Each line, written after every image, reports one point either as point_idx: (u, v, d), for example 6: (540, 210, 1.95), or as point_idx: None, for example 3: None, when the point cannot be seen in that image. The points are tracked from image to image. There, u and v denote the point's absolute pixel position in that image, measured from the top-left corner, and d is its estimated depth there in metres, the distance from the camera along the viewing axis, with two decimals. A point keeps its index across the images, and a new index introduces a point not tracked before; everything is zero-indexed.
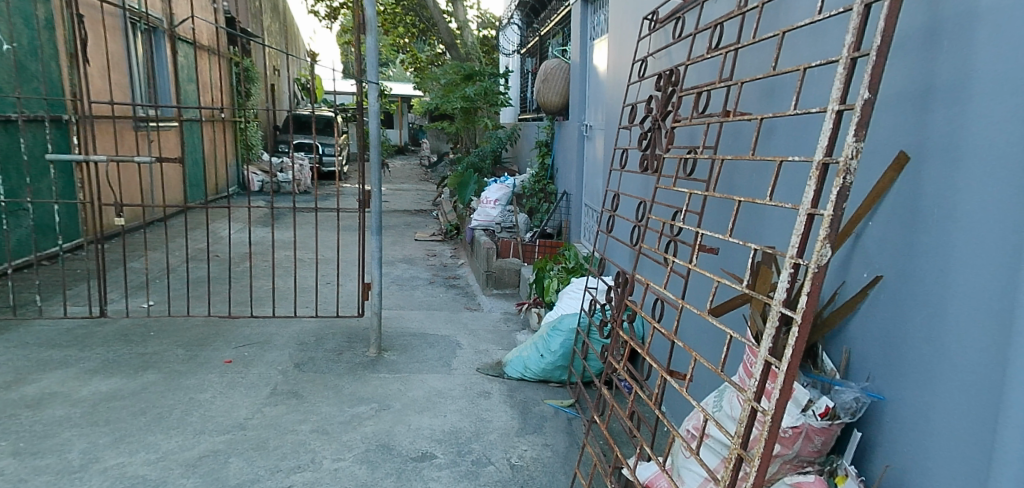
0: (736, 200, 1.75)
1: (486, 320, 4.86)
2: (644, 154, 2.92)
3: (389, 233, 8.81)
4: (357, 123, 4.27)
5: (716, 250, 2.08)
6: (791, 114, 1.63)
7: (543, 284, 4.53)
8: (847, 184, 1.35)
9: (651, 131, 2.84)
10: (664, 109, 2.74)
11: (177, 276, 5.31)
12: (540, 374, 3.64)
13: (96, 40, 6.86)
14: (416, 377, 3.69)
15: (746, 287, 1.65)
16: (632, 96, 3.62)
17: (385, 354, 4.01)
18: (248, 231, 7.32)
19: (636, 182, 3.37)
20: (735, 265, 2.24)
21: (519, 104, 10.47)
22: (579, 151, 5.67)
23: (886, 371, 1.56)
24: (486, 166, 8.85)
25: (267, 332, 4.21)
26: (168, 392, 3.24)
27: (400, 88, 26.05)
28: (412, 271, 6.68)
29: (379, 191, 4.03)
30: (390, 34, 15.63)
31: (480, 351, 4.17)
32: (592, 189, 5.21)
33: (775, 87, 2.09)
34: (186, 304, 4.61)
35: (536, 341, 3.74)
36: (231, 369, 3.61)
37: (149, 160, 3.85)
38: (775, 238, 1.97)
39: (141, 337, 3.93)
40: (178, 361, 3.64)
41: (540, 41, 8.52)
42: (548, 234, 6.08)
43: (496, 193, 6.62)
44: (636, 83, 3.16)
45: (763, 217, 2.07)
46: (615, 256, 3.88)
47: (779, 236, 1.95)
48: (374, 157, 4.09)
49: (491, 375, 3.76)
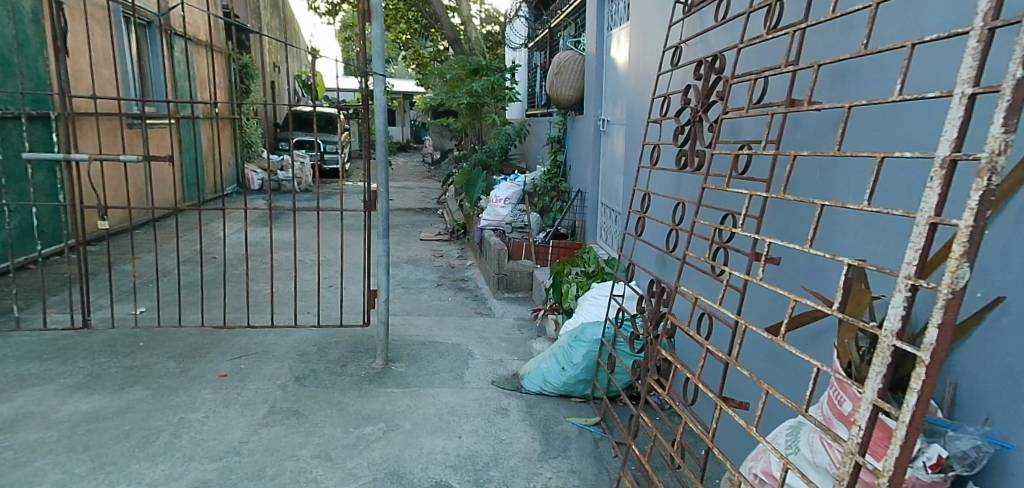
0: (820, 203, 1.47)
1: (498, 326, 4.59)
2: (682, 150, 2.63)
3: (393, 233, 8.54)
4: (361, 120, 3.97)
5: (780, 260, 1.79)
6: (896, 100, 1.34)
7: (560, 288, 4.23)
8: (992, 186, 1.06)
9: (690, 125, 2.56)
10: (706, 100, 2.45)
11: (168, 280, 5.08)
12: (561, 388, 3.35)
13: (86, 33, 6.62)
14: (427, 391, 3.42)
15: (837, 310, 1.37)
16: (663, 87, 3.34)
17: (393, 366, 3.74)
18: (246, 232, 7.09)
19: (669, 181, 3.08)
20: (802, 277, 1.95)
21: (526, 98, 10.20)
22: (596, 147, 5.37)
23: (1013, 413, 1.27)
24: (494, 164, 8.62)
25: (266, 343, 3.96)
26: (156, 412, 3.02)
27: (403, 84, 25.81)
28: (418, 273, 6.41)
29: (385, 191, 3.77)
30: (393, 30, 15.38)
31: (494, 361, 3.89)
32: (610, 187, 4.92)
33: (849, 71, 1.79)
34: (179, 311, 4.38)
35: (556, 352, 3.46)
36: (225, 384, 3.37)
37: (135, 159, 3.55)
38: (857, 247, 1.69)
39: (129, 349, 3.73)
40: (168, 376, 3.44)
41: (549, 34, 8.22)
42: (562, 234, 5.79)
43: (507, 191, 6.37)
44: (670, 72, 2.87)
45: (840, 220, 1.78)
46: (643, 259, 3.59)
47: (863, 245, 1.66)
48: (380, 154, 3.81)
49: (507, 389, 3.48)
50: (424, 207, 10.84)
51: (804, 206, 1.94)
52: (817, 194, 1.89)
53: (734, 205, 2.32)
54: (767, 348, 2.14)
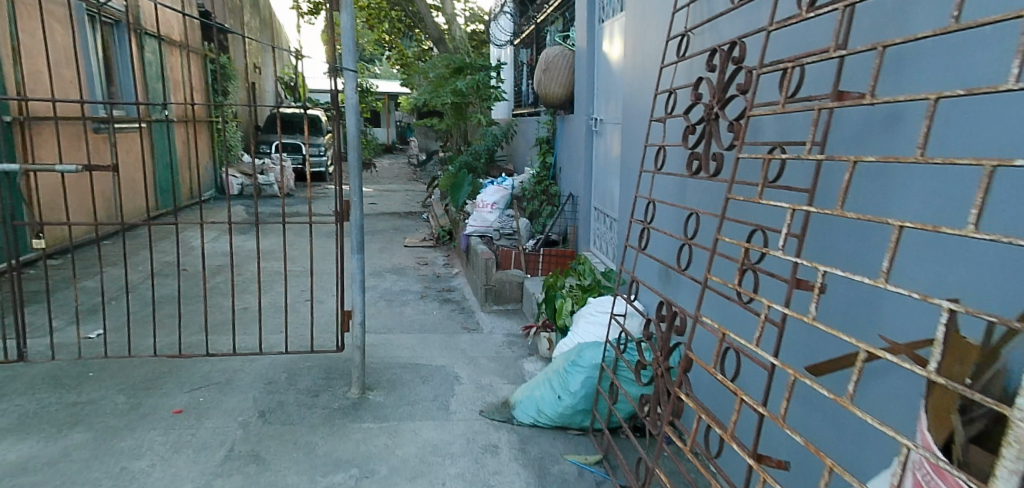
0: (900, 226, 1.13)
1: (486, 345, 4.23)
2: (693, 152, 2.29)
3: (377, 239, 8.17)
4: (330, 124, 3.56)
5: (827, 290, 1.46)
6: (1010, 86, 0.98)
7: (554, 304, 3.85)
8: None
9: (704, 123, 2.22)
10: (723, 94, 2.11)
11: (128, 298, 4.67)
12: (557, 420, 3.01)
13: (42, 32, 6.16)
14: (407, 426, 3.05)
15: (936, 372, 1.04)
16: (666, 83, 3.00)
17: (370, 395, 3.36)
18: (222, 241, 6.71)
19: (677, 186, 2.75)
20: (855, 315, 1.58)
21: (513, 97, 9.85)
22: (588, 148, 5.03)
23: None
24: (481, 166, 8.24)
25: (231, 370, 3.57)
26: (95, 460, 2.63)
27: (388, 85, 25.44)
28: (402, 283, 6.04)
29: (359, 201, 3.38)
30: (376, 28, 14.96)
31: (483, 387, 3.54)
32: (604, 191, 4.59)
33: (917, 50, 1.41)
34: (138, 334, 3.97)
35: (551, 378, 3.12)
36: (180, 423, 2.97)
37: (73, 169, 3.11)
38: (947, 282, 1.30)
39: (76, 381, 3.32)
40: (116, 412, 3.04)
41: (536, 29, 7.87)
42: (553, 241, 5.44)
43: (494, 195, 5.98)
44: (677, 64, 2.54)
45: (919, 244, 1.38)
46: (646, 273, 3.25)
47: (954, 278, 1.28)
48: (353, 159, 3.40)
49: (498, 421, 3.13)
50: (409, 211, 10.47)
51: (861, 225, 1.55)
52: (879, 209, 1.50)
53: (764, 219, 1.97)
54: (808, 397, 1.78)
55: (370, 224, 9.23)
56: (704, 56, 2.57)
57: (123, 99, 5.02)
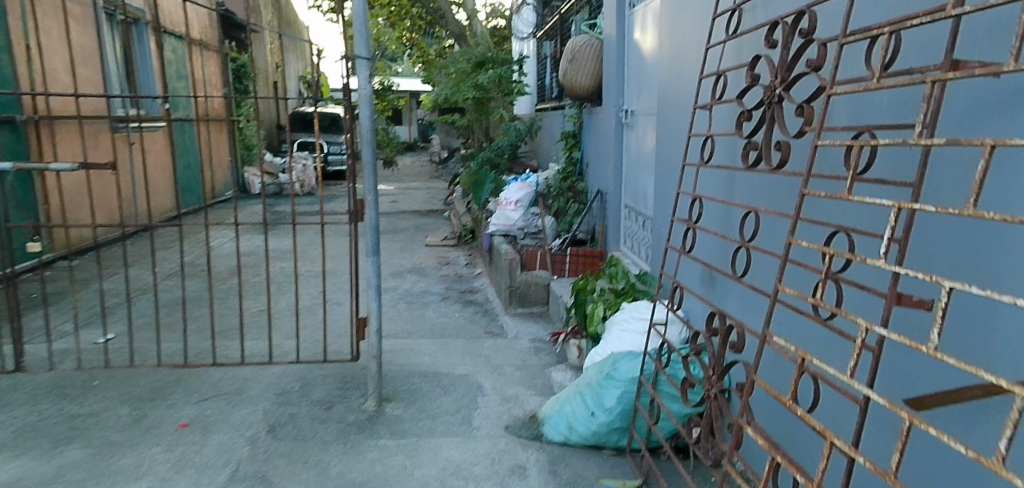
0: None
1: (510, 351, 3.97)
2: (750, 141, 2.01)
3: (398, 238, 7.98)
4: (344, 121, 3.32)
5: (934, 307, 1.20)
6: None
7: (585, 309, 3.56)
8: None
9: (764, 108, 1.94)
10: (788, 74, 1.82)
11: (144, 300, 4.52)
12: (591, 438, 2.75)
13: (58, 28, 6.00)
14: (428, 443, 2.81)
15: None
16: (711, 66, 2.71)
17: (387, 407, 3.13)
18: (241, 240, 6.56)
19: (728, 179, 2.47)
20: None
21: (536, 92, 9.60)
22: (618, 142, 4.74)
23: None
24: (503, 162, 8.01)
25: (241, 379, 3.36)
26: (90, 481, 2.43)
27: (409, 83, 25.38)
28: (423, 284, 5.81)
29: (374, 201, 3.14)
30: (397, 26, 14.84)
31: (508, 398, 3.28)
32: (636, 187, 4.31)
33: None
34: (152, 340, 3.81)
35: (583, 392, 2.85)
36: (184, 438, 2.76)
37: (70, 167, 2.92)
38: None
39: (79, 391, 3.14)
40: (118, 426, 2.83)
41: (560, 22, 7.61)
42: (580, 240, 5.18)
43: (518, 193, 5.72)
44: (727, 43, 2.24)
45: None
46: (689, 276, 2.96)
47: None
48: (366, 156, 3.15)
49: (526, 439, 2.87)
50: (430, 209, 10.27)
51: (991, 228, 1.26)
52: (1006, 208, 1.21)
53: (849, 220, 1.68)
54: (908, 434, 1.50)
55: (392, 222, 9.06)
56: (760, 31, 2.28)
57: (140, 95, 4.81)
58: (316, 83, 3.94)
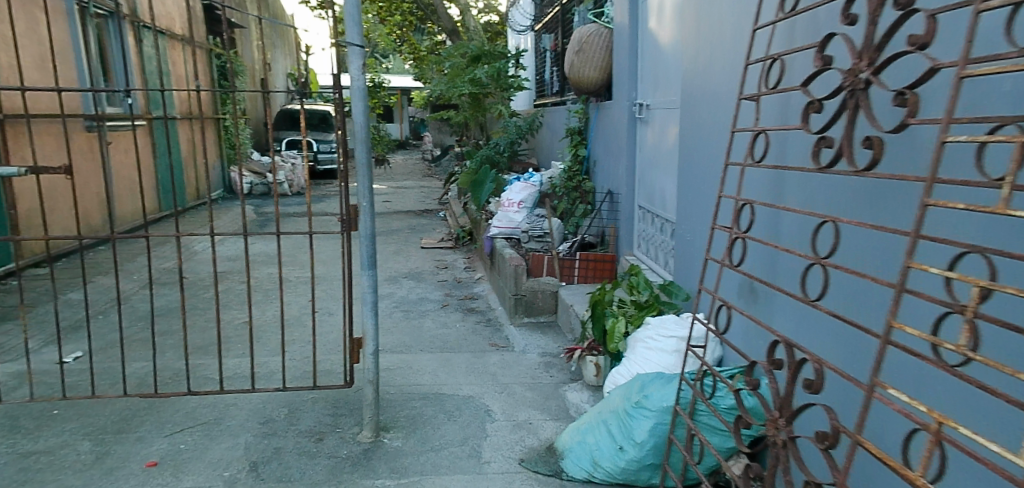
0: None
1: (519, 367, 3.64)
2: (821, 137, 1.68)
3: (393, 240, 7.64)
4: (336, 119, 2.96)
5: None
6: None
7: (603, 324, 3.22)
8: None
9: (843, 98, 1.60)
10: (877, 56, 1.49)
11: (117, 313, 4.19)
12: (617, 476, 2.42)
13: (25, 21, 5.56)
14: (431, 482, 2.47)
15: None
16: (756, 51, 2.37)
17: (384, 438, 2.79)
18: (225, 246, 6.22)
19: (784, 180, 2.13)
20: None
21: (535, 87, 9.24)
22: (630, 138, 4.40)
23: None
24: (502, 160, 7.66)
25: (219, 406, 3.02)
26: None
27: (401, 80, 24.97)
28: (420, 290, 5.47)
29: (370, 206, 2.79)
30: (387, 23, 14.46)
31: (520, 424, 2.95)
32: (654, 187, 3.98)
33: None
34: (122, 359, 3.47)
35: (608, 422, 2.51)
36: (153, 480, 2.41)
37: (14, 172, 2.55)
38: None
39: (35, 423, 2.80)
40: (75, 466, 2.48)
41: (560, 13, 7.25)
42: (589, 244, 4.85)
43: (521, 193, 5.37)
44: (784, 19, 1.91)
45: None
46: (727, 289, 2.62)
47: None
48: (361, 156, 2.79)
49: (544, 476, 2.53)
50: (425, 209, 9.92)
51: None
52: None
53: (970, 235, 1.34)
54: None
55: (385, 223, 8.71)
56: (834, 2, 1.90)
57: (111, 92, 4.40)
58: (304, 79, 3.55)
